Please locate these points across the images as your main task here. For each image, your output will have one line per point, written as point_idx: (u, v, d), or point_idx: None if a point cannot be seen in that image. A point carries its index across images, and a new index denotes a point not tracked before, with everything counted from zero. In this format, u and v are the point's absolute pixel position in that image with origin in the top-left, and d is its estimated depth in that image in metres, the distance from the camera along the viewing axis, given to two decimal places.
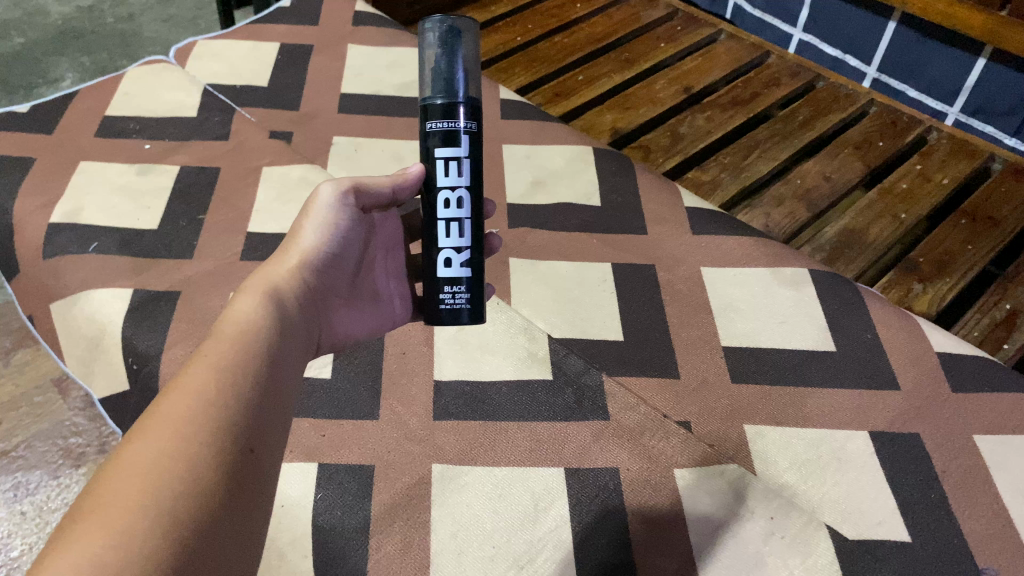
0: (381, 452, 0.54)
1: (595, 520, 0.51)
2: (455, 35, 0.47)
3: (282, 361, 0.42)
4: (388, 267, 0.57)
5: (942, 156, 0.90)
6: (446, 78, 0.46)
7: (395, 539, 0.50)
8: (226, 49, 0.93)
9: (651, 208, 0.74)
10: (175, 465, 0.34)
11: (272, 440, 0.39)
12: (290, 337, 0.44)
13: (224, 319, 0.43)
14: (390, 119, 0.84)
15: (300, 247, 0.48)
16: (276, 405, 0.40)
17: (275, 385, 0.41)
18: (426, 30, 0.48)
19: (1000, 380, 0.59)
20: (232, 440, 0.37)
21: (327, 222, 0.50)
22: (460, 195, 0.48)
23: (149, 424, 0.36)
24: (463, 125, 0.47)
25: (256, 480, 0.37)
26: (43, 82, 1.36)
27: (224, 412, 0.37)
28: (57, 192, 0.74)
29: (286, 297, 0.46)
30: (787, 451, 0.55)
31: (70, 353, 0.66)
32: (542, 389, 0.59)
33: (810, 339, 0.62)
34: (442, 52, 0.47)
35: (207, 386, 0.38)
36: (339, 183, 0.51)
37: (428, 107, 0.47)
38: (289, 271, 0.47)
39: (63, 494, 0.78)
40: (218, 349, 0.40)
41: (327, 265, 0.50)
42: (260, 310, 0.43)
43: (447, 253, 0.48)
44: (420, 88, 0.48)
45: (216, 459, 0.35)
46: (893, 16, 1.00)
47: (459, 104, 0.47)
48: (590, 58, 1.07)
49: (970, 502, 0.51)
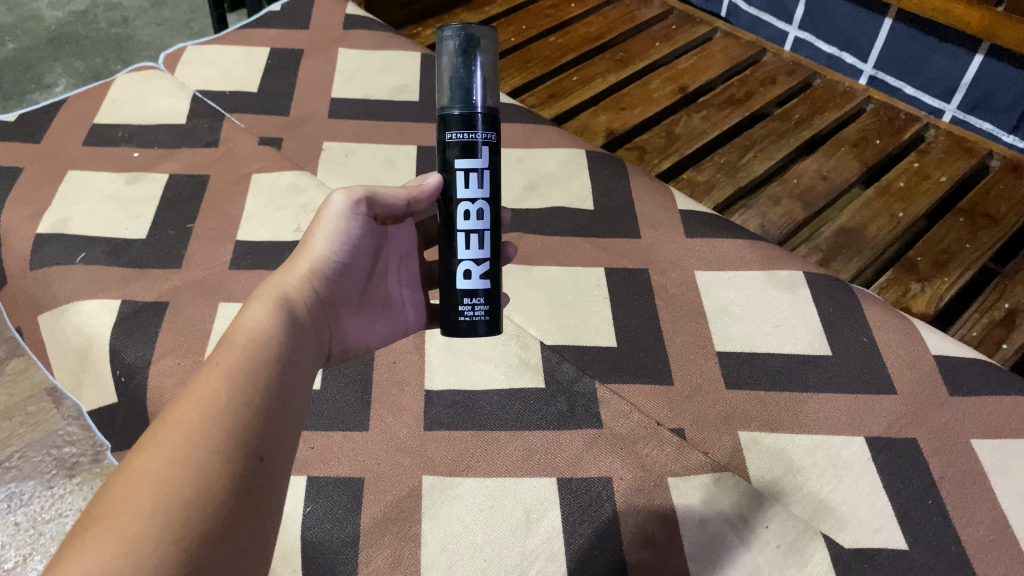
0: (371, 463, 0.54)
1: (589, 531, 0.50)
2: (474, 44, 0.46)
3: (294, 369, 0.41)
4: (401, 275, 0.55)
5: (939, 153, 0.89)
6: (465, 87, 0.45)
7: (384, 553, 0.49)
8: (216, 54, 0.93)
9: (645, 212, 0.73)
10: (186, 475, 0.34)
11: (283, 448, 0.38)
12: (301, 345, 0.43)
13: (235, 325, 0.42)
14: (381, 124, 0.84)
15: (311, 255, 0.47)
16: (287, 413, 0.39)
17: (287, 392, 0.40)
18: (443, 39, 0.46)
19: (999, 382, 0.58)
20: (243, 449, 0.36)
21: (337, 231, 0.48)
22: (480, 207, 0.47)
23: (160, 433, 0.35)
24: (483, 136, 0.46)
25: (267, 490, 0.36)
26: (36, 88, 1.36)
27: (236, 420, 0.36)
28: (45, 201, 0.73)
29: (297, 305, 0.44)
30: (784, 459, 0.54)
31: (58, 365, 0.65)
32: (533, 397, 0.58)
33: (807, 344, 0.61)
34: (461, 62, 0.45)
35: (219, 393, 0.37)
36: (351, 191, 0.48)
37: (446, 117, 0.46)
38: (300, 278, 0.46)
39: (57, 504, 0.78)
40: (229, 356, 0.39)
41: (338, 274, 0.48)
42: (272, 317, 0.42)
43: (466, 265, 0.47)
44: (438, 96, 0.47)
45: (225, 470, 0.35)
46: (889, 12, 0.99)
47: (477, 114, 0.45)
48: (584, 58, 1.06)
49: (969, 509, 0.51)
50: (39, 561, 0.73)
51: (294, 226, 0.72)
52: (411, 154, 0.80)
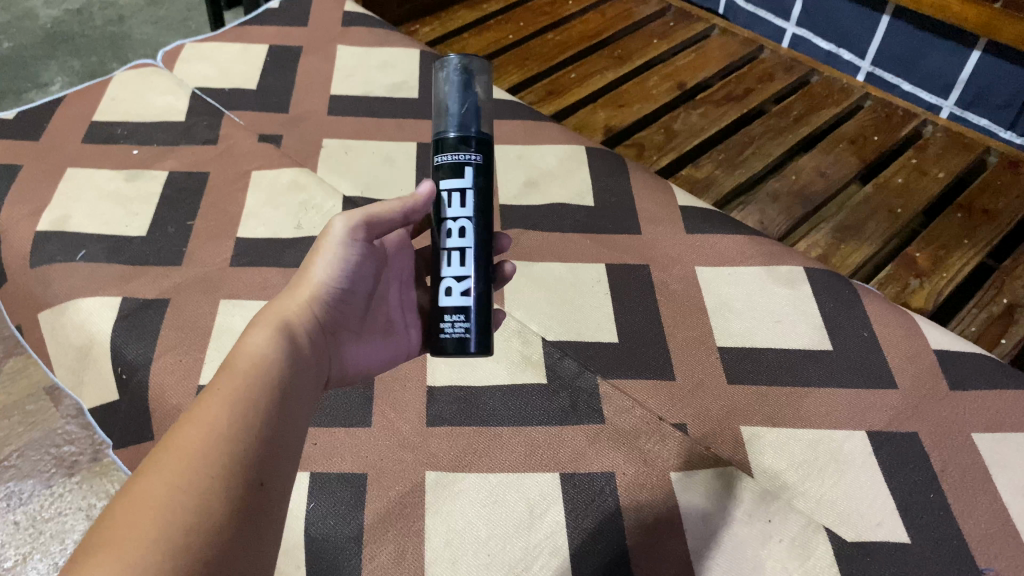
0: (374, 459, 0.54)
1: (595, 524, 0.50)
2: (467, 74, 0.47)
3: (296, 393, 0.42)
4: (404, 299, 0.53)
5: (937, 150, 0.90)
6: (457, 114, 0.46)
7: (388, 549, 0.49)
8: (215, 52, 0.92)
9: (646, 208, 0.73)
10: (187, 501, 0.34)
11: (284, 473, 0.38)
12: (303, 371, 0.43)
13: (236, 351, 0.42)
14: (380, 121, 0.84)
15: (311, 283, 0.47)
16: (289, 438, 0.39)
17: (288, 418, 0.40)
18: (440, 69, 0.48)
19: (999, 376, 0.58)
20: (244, 475, 0.36)
21: (336, 257, 0.47)
22: (462, 225, 0.45)
23: (161, 459, 0.35)
24: (469, 157, 0.45)
25: (267, 517, 0.36)
26: (32, 87, 1.35)
27: (238, 446, 0.37)
28: (44, 200, 0.73)
29: (299, 331, 0.44)
30: (786, 454, 0.54)
31: (59, 362, 0.65)
32: (535, 393, 0.58)
33: (807, 338, 0.62)
34: (454, 90, 0.46)
35: (221, 420, 0.37)
36: (350, 216, 0.48)
37: (441, 140, 0.46)
38: (301, 304, 0.46)
39: (57, 503, 0.77)
40: (231, 383, 0.39)
41: (338, 299, 0.48)
42: (273, 344, 0.42)
43: (448, 282, 0.45)
44: (434, 121, 0.47)
45: (227, 496, 0.35)
46: (887, 9, 0.99)
47: (467, 138, 0.46)
48: (582, 55, 1.06)
49: (969, 501, 0.51)
50: (40, 559, 0.73)
51: (294, 223, 0.72)
52: (411, 151, 0.80)
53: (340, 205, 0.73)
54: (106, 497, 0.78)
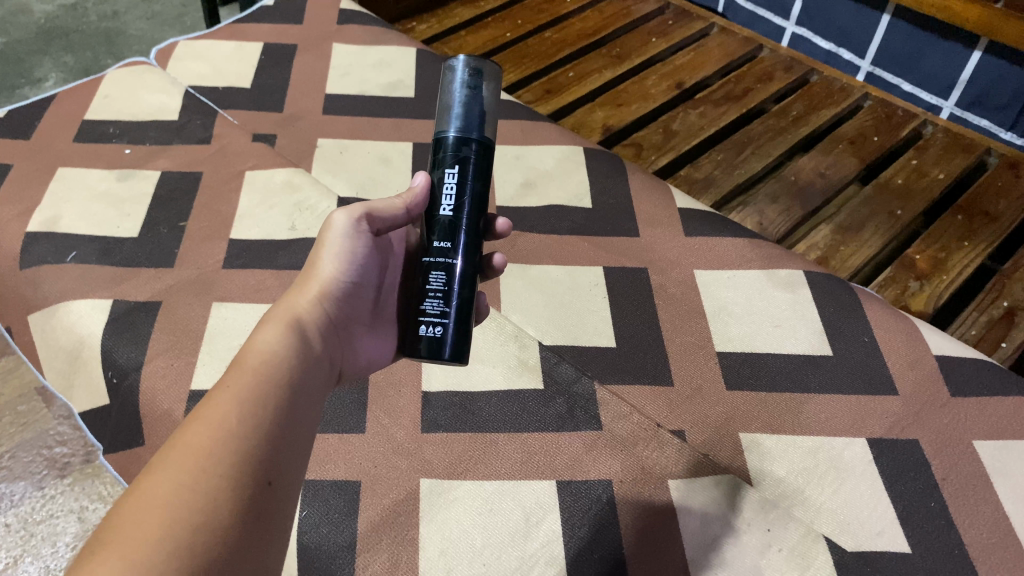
0: (368, 466, 0.53)
1: (592, 533, 0.50)
2: (477, 77, 0.44)
3: (306, 392, 0.41)
4: None
5: (937, 152, 0.89)
6: (455, 117, 0.43)
7: (382, 559, 0.48)
8: (209, 49, 0.91)
9: (645, 210, 0.73)
10: (193, 502, 0.33)
11: (292, 474, 0.37)
12: (313, 371, 0.42)
13: (246, 347, 0.41)
14: (377, 120, 0.83)
15: (319, 278, 0.45)
16: (297, 437, 0.38)
17: (297, 417, 0.39)
18: (448, 69, 0.45)
19: (1001, 383, 0.58)
20: (249, 475, 0.35)
21: (342, 253, 0.46)
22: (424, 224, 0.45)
23: (168, 456, 0.35)
24: (450, 164, 0.43)
25: (273, 516, 0.35)
26: (26, 82, 1.33)
27: (245, 445, 0.36)
28: (34, 200, 0.72)
29: (308, 328, 0.43)
30: (785, 459, 0.53)
31: (49, 366, 0.64)
32: (531, 398, 0.57)
33: (806, 344, 0.61)
34: (458, 91, 0.44)
35: (229, 418, 0.36)
36: (351, 210, 0.46)
37: (441, 141, 0.44)
38: (310, 301, 0.44)
39: (47, 505, 0.76)
40: (240, 379, 0.38)
41: (347, 295, 0.46)
42: (284, 341, 0.41)
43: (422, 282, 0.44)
44: (437, 119, 0.44)
45: (233, 495, 0.34)
46: (888, 9, 0.98)
47: (457, 145, 0.43)
48: (579, 54, 1.05)
49: (970, 510, 0.50)
50: (31, 563, 0.72)
51: (287, 225, 0.71)
52: (407, 151, 0.79)
53: (334, 206, 0.72)
54: (98, 499, 0.77)
